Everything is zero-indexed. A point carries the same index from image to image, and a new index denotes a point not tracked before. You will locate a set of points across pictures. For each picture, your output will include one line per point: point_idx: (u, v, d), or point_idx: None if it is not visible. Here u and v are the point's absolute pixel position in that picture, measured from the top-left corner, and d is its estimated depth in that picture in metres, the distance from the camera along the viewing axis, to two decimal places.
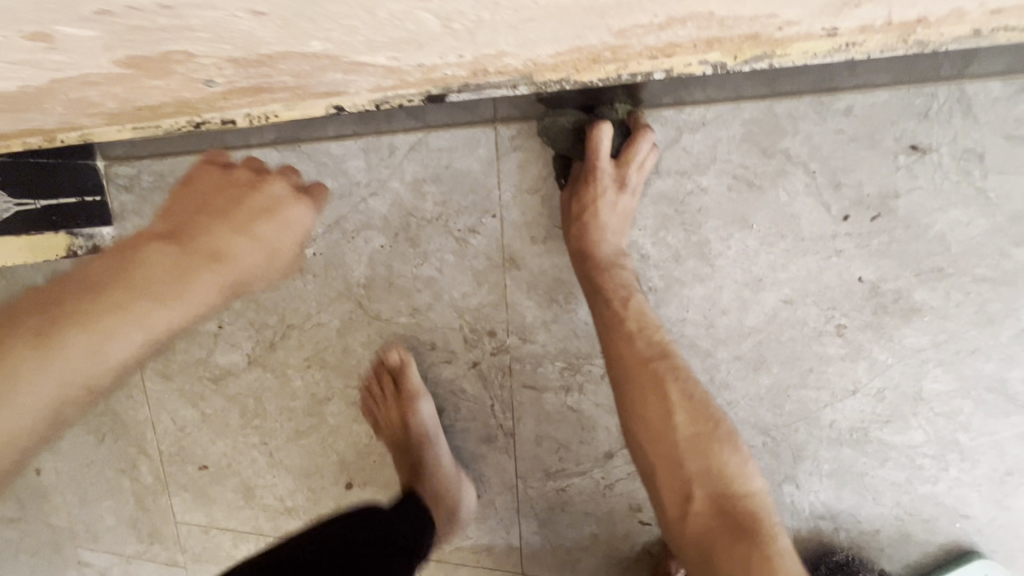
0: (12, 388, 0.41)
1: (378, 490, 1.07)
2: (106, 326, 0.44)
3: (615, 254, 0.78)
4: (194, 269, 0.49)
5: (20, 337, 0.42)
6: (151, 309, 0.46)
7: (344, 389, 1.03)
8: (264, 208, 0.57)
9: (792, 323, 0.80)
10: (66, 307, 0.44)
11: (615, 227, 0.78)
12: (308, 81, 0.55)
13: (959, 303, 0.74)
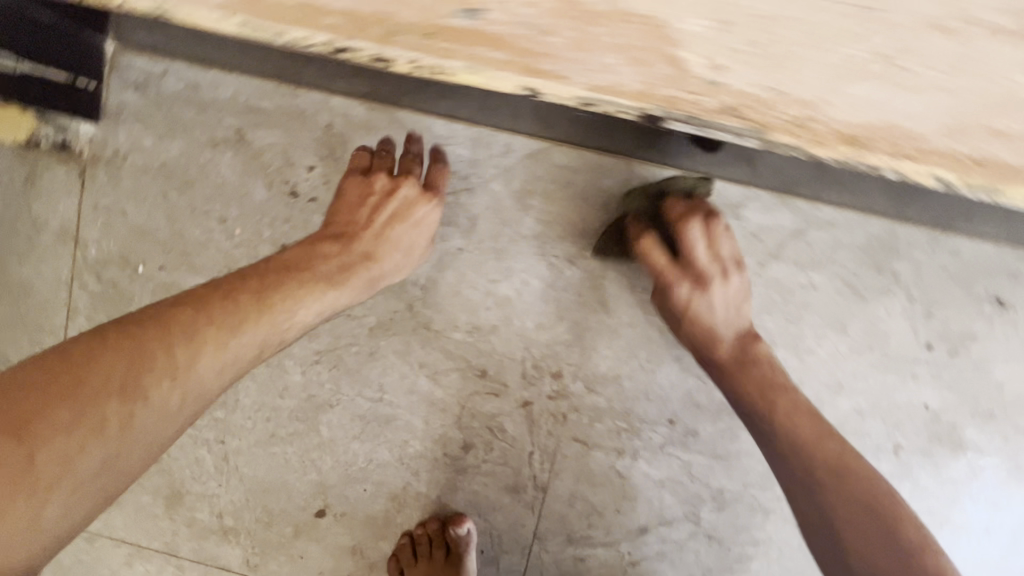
0: (265, 312, 0.58)
1: (357, 525, 0.89)
2: (317, 287, 0.63)
3: (741, 349, 0.73)
4: (358, 264, 0.69)
5: (263, 284, 0.60)
6: (341, 283, 0.66)
7: (355, 398, 0.86)
8: (399, 213, 0.73)
9: (856, 433, 0.82)
10: (282, 275, 0.62)
11: (733, 311, 0.73)
12: None
13: (999, 446, 0.81)
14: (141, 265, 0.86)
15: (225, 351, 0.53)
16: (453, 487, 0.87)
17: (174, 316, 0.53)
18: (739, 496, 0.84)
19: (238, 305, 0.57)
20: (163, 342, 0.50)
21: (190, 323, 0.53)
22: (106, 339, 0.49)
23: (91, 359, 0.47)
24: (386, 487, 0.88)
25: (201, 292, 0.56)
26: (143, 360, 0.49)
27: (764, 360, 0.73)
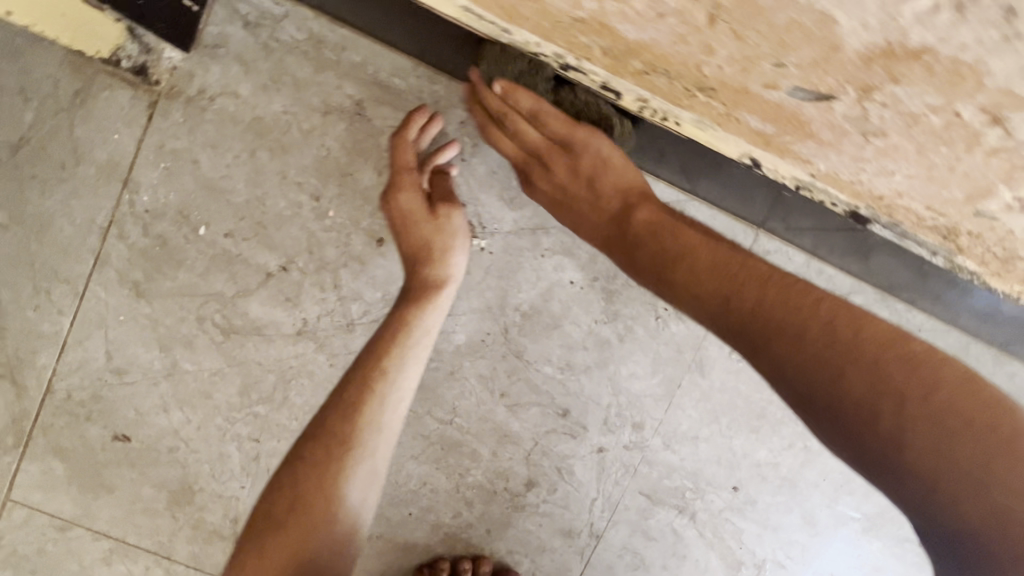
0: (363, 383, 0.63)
1: (392, 549, 0.83)
2: (393, 335, 0.65)
3: (619, 215, 0.60)
4: (429, 292, 0.67)
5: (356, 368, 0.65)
6: (410, 322, 0.66)
7: (424, 416, 0.80)
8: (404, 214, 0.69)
9: (894, 523, 0.87)
10: (344, 385, 0.64)
11: (590, 190, 0.62)
12: (860, 155, 0.44)
13: None
14: (204, 227, 0.74)
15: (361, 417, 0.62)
16: (505, 523, 0.83)
17: (274, 506, 0.59)
18: (779, 566, 0.87)
19: (320, 450, 0.61)
20: (282, 535, 0.57)
21: (289, 507, 0.58)
22: (245, 539, 0.59)
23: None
24: (434, 514, 0.82)
25: (326, 409, 0.63)
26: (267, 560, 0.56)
27: (647, 223, 0.58)
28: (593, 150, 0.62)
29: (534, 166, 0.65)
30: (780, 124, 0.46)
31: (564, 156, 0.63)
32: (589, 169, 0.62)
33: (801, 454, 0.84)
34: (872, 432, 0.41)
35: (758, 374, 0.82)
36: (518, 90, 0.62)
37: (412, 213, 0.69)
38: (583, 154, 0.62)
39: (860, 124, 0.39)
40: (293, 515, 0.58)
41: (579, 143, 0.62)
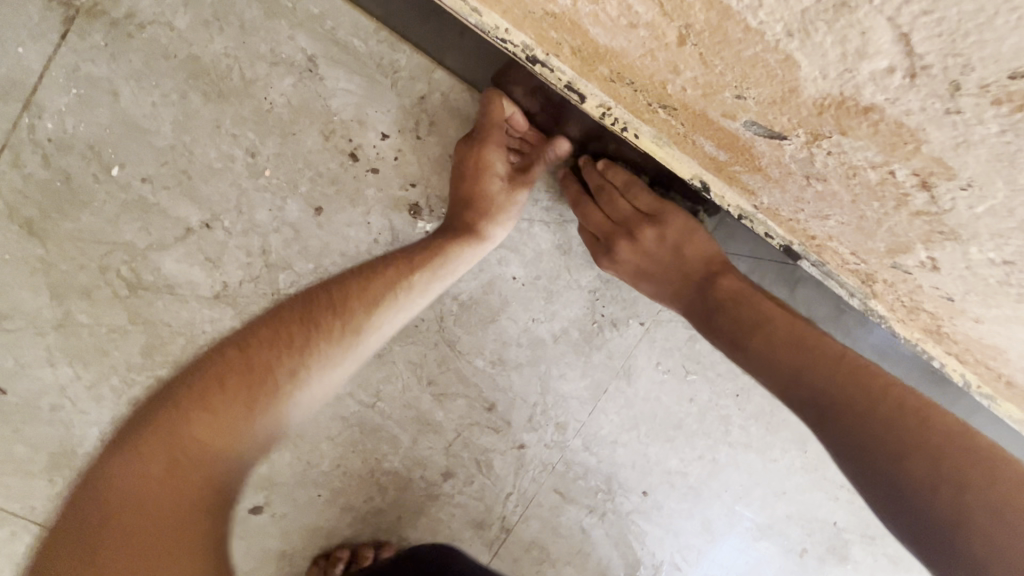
0: (394, 285, 0.59)
1: (296, 531, 0.79)
2: (435, 249, 0.63)
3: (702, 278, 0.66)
4: (472, 226, 0.66)
5: (392, 266, 0.61)
6: (449, 244, 0.64)
7: (345, 397, 0.77)
8: (480, 164, 0.66)
9: (781, 534, 0.93)
10: (373, 275, 0.59)
11: (673, 258, 0.68)
12: (801, 196, 0.46)
13: (868, 562, 0.96)
14: (118, 167, 0.67)
15: (377, 318, 0.57)
16: (417, 512, 0.82)
17: (263, 360, 0.51)
18: (674, 568, 0.91)
19: (330, 325, 0.54)
20: (251, 395, 0.49)
21: (264, 368, 0.50)
22: (196, 374, 0.50)
23: (169, 420, 0.47)
24: (344, 497, 0.80)
25: (352, 288, 0.57)
26: (222, 408, 0.48)
27: (730, 290, 0.63)
28: (680, 225, 0.67)
29: (621, 238, 0.69)
30: (732, 153, 0.46)
31: (651, 228, 0.67)
32: (673, 239, 0.67)
33: (709, 465, 0.88)
34: (918, 482, 0.44)
35: (680, 387, 0.85)
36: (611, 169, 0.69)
37: (485, 168, 0.66)
38: (670, 228, 0.67)
39: (805, 167, 0.40)
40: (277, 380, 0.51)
41: (668, 215, 0.67)
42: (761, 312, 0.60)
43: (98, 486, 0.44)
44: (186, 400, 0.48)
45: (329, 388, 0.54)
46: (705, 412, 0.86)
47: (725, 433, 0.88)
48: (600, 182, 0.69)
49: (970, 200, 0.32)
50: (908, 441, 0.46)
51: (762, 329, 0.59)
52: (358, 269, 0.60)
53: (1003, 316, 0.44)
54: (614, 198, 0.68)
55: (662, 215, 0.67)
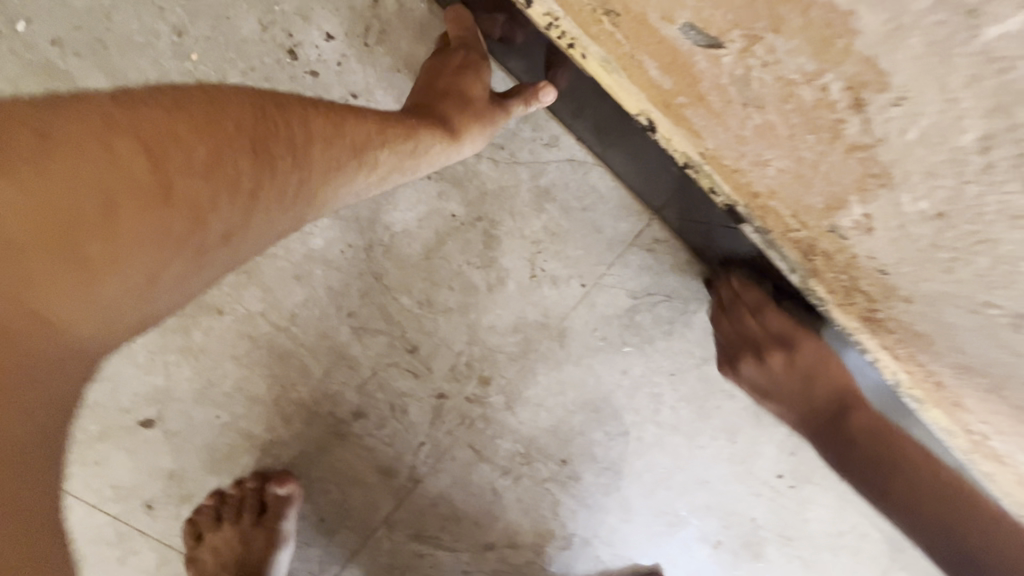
0: (369, 149, 0.52)
1: (188, 452, 0.75)
2: (414, 130, 0.55)
3: (829, 407, 0.64)
4: (452, 114, 0.58)
5: (371, 125, 0.53)
6: (429, 129, 0.56)
7: (256, 316, 0.72)
8: (462, 64, 0.60)
9: (698, 523, 0.92)
10: (343, 131, 0.50)
11: (800, 383, 0.67)
12: (741, 132, 0.41)
13: (778, 561, 0.95)
14: (24, 23, 0.62)
15: (333, 169, 0.49)
16: (322, 450, 0.78)
17: (202, 142, 0.41)
18: (586, 543, 0.89)
19: (283, 145, 0.45)
20: (168, 178, 0.39)
21: (192, 201, 0.40)
22: (80, 151, 0.37)
23: (63, 173, 0.36)
24: (244, 423, 0.75)
25: (326, 126, 0.49)
26: (115, 237, 0.38)
27: (860, 426, 0.61)
28: (812, 351, 0.65)
29: (748, 356, 0.69)
30: (675, 75, 0.42)
31: (780, 351, 0.67)
32: (804, 366, 0.66)
33: (634, 443, 0.86)
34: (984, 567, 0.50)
35: (615, 358, 0.82)
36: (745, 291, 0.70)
37: (466, 68, 0.60)
38: (802, 353, 0.66)
39: (743, 88, 0.36)
40: (210, 174, 0.41)
41: (800, 341, 0.66)
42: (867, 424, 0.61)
43: None
44: (90, 145, 0.37)
45: (257, 238, 0.46)
46: (637, 388, 0.83)
47: (655, 412, 0.85)
48: (732, 298, 0.71)
49: (904, 121, 0.28)
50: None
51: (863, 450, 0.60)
52: (315, 110, 0.49)
53: (932, 292, 0.41)
54: (743, 314, 0.69)
55: (793, 339, 0.66)
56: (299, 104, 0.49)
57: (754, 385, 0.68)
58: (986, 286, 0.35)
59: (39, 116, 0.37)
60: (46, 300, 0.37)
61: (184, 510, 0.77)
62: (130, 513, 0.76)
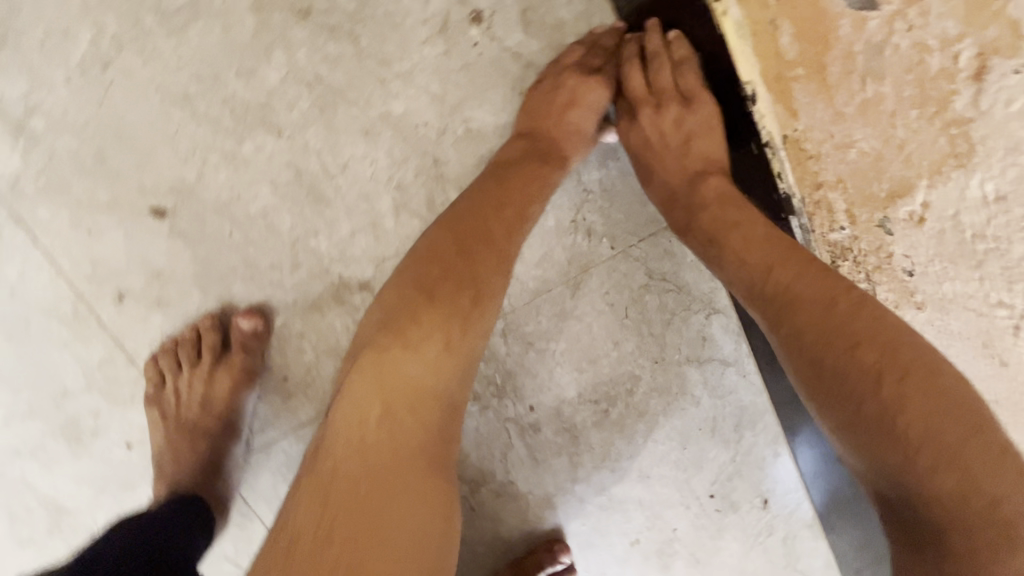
0: (534, 193, 0.65)
1: (186, 258, 0.72)
2: (546, 172, 0.67)
3: (695, 170, 0.64)
4: (566, 154, 0.69)
5: (522, 170, 0.66)
6: (554, 170, 0.67)
7: (310, 153, 0.72)
8: (569, 100, 0.68)
9: (625, 516, 0.94)
10: (522, 186, 0.65)
11: (681, 145, 0.66)
12: (843, 108, 0.49)
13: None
14: None
15: (524, 217, 0.64)
16: (314, 308, 0.76)
17: (464, 249, 0.59)
18: (518, 496, 0.90)
19: (492, 208, 0.62)
20: (462, 291, 0.57)
21: (450, 293, 0.56)
22: (396, 306, 0.56)
23: (423, 321, 0.54)
24: (253, 251, 0.73)
25: (516, 181, 0.65)
26: (437, 340, 0.54)
27: (712, 190, 0.61)
28: (704, 117, 0.65)
29: (646, 105, 0.68)
30: (807, 44, 0.49)
31: (677, 105, 0.66)
32: (690, 129, 0.66)
33: (599, 415, 0.89)
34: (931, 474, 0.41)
35: (612, 327, 0.85)
36: (679, 50, 0.67)
37: (573, 102, 0.68)
38: (694, 115, 0.66)
39: (872, 57, 0.47)
40: (482, 283, 0.58)
41: (699, 102, 0.65)
42: (779, 243, 0.52)
43: (404, 399, 0.52)
44: (422, 305, 0.55)
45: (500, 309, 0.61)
46: (621, 364, 0.87)
47: (628, 393, 0.89)
48: (659, 47, 0.67)
49: None
50: (892, 397, 0.43)
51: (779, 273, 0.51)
52: (484, 193, 0.63)
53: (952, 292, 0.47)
54: (662, 67, 0.67)
55: (693, 100, 0.66)
56: (495, 183, 0.64)
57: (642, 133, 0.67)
58: (1009, 283, 0.46)
59: (398, 297, 0.56)
60: (414, 376, 0.53)
61: (153, 315, 0.74)
62: (98, 296, 0.72)
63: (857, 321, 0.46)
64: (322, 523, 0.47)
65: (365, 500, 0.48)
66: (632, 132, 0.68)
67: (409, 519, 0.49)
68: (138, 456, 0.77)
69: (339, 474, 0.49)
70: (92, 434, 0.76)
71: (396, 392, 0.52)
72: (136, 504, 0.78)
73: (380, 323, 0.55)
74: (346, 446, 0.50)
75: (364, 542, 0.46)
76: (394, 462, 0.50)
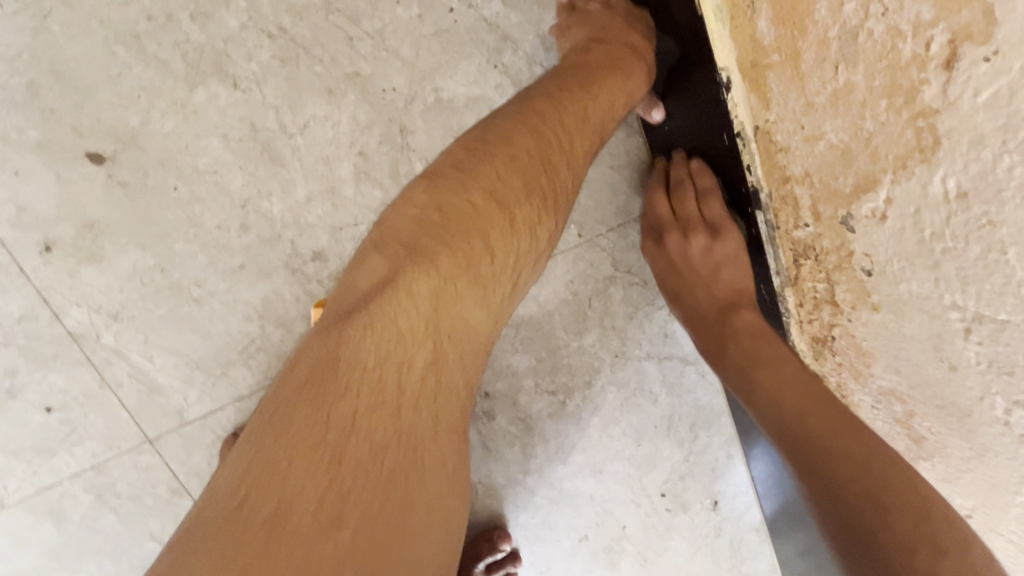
0: (592, 103, 0.59)
1: (124, 210, 0.67)
2: (609, 84, 0.60)
3: (724, 304, 0.67)
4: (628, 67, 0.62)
5: (588, 83, 0.59)
6: (616, 84, 0.61)
7: (268, 108, 0.68)
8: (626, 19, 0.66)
9: (575, 510, 0.93)
10: (589, 111, 0.58)
11: (708, 273, 0.69)
12: (813, 98, 0.47)
13: None
14: None
15: (583, 134, 0.58)
16: (261, 275, 0.72)
17: (529, 168, 0.52)
18: (468, 484, 0.88)
19: (565, 139, 0.56)
20: (533, 224, 0.52)
21: (526, 222, 0.51)
22: (466, 212, 0.48)
23: (490, 248, 0.48)
24: (198, 209, 0.69)
25: (584, 119, 0.58)
26: (500, 273, 0.49)
27: (745, 326, 0.64)
28: (730, 245, 0.67)
29: (675, 231, 0.70)
30: (782, 28, 0.47)
31: (704, 234, 0.68)
32: (718, 256, 0.68)
33: (555, 406, 0.87)
34: None
35: (576, 317, 0.84)
36: (704, 176, 0.69)
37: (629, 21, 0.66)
38: (722, 244, 0.67)
39: (848, 43, 0.41)
40: (547, 217, 0.53)
41: (725, 231, 0.67)
42: (816, 394, 0.54)
43: (457, 353, 0.47)
44: (492, 226, 0.48)
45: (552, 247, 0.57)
46: (581, 355, 0.86)
47: (586, 386, 0.87)
48: (684, 176, 0.71)
49: (983, 80, 0.34)
50: (876, 506, 0.43)
51: (807, 420, 0.52)
52: (568, 102, 0.57)
53: (904, 293, 0.47)
54: (685, 195, 0.70)
55: (719, 228, 0.68)
56: (563, 95, 0.57)
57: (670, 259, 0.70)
58: (962, 283, 0.41)
59: (466, 207, 0.48)
60: (468, 314, 0.48)
61: (83, 270, 0.68)
62: (20, 244, 0.66)
63: (841, 435, 0.49)
64: (353, 483, 0.38)
65: (402, 464, 0.41)
66: (661, 258, 0.72)
67: (441, 489, 0.43)
68: (57, 421, 0.72)
69: (376, 417, 0.41)
70: (6, 394, 0.70)
71: (451, 331, 0.47)
72: (51, 473, 0.73)
73: (442, 224, 0.47)
74: (387, 389, 0.42)
75: (398, 507, 0.39)
76: (434, 425, 0.44)
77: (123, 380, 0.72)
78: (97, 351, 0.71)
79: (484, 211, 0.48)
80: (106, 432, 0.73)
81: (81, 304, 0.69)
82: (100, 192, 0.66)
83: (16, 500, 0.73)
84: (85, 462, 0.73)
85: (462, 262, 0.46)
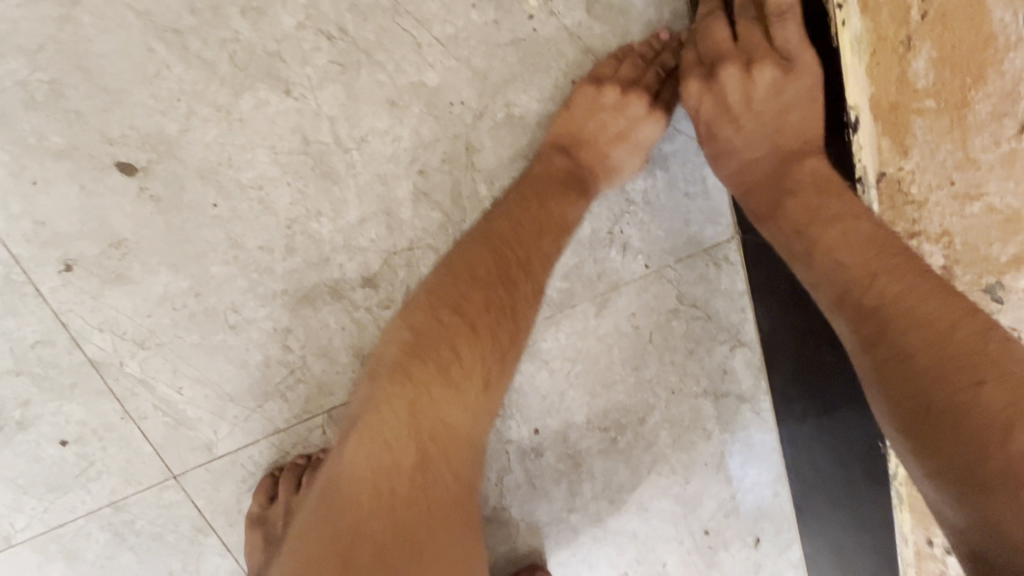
0: (556, 212, 0.58)
1: (156, 227, 0.60)
2: (570, 204, 0.59)
3: (781, 160, 0.53)
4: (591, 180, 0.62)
5: (555, 190, 0.59)
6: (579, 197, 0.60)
7: (323, 118, 0.60)
8: (619, 132, 0.62)
9: (616, 550, 0.86)
10: (554, 214, 0.57)
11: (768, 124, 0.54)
12: (977, 153, 0.43)
13: None
14: None
15: (552, 245, 0.57)
16: (305, 301, 0.64)
17: (485, 259, 0.53)
18: (510, 522, 0.83)
19: (527, 238, 0.55)
20: (501, 323, 0.51)
21: (492, 326, 0.50)
22: (428, 331, 0.49)
23: (459, 353, 0.48)
24: (239, 227, 0.61)
25: (546, 215, 0.57)
26: (476, 371, 0.48)
27: (811, 177, 0.51)
28: (806, 85, 0.52)
29: (735, 62, 0.54)
30: (945, 77, 0.43)
31: (773, 69, 0.53)
32: (787, 97, 0.53)
33: (605, 443, 0.82)
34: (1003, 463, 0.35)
35: (635, 352, 0.79)
36: None
37: (624, 130, 0.62)
38: (794, 79, 0.53)
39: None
40: (518, 311, 0.52)
41: (799, 62, 0.52)
42: (899, 266, 0.44)
43: (440, 451, 0.45)
44: (455, 331, 0.49)
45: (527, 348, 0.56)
46: (637, 391, 0.80)
47: (639, 423, 0.82)
48: (749, 14, 0.55)
49: None
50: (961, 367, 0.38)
51: (886, 286, 0.43)
52: (522, 211, 0.56)
53: None
54: (752, 25, 0.54)
55: (791, 58, 0.53)
56: (526, 203, 0.57)
57: (720, 104, 0.55)
58: None
59: (431, 323, 0.49)
60: (448, 424, 0.46)
61: (108, 292, 0.61)
62: (41, 262, 0.59)
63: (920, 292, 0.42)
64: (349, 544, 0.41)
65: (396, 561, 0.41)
66: (707, 103, 0.55)
67: None
68: (72, 456, 0.64)
69: (370, 524, 0.42)
70: (16, 427, 0.63)
71: (431, 434, 0.45)
72: (64, 511, 0.66)
73: (411, 344, 0.48)
74: (375, 487, 0.43)
75: None
76: (427, 518, 0.43)
77: (146, 413, 0.65)
78: (120, 380, 0.63)
79: (446, 319, 0.49)
80: (125, 469, 0.66)
81: (103, 330, 0.62)
82: (136, 203, 0.59)
83: (25, 540, 0.66)
84: (103, 499, 0.66)
85: (433, 376, 0.46)
